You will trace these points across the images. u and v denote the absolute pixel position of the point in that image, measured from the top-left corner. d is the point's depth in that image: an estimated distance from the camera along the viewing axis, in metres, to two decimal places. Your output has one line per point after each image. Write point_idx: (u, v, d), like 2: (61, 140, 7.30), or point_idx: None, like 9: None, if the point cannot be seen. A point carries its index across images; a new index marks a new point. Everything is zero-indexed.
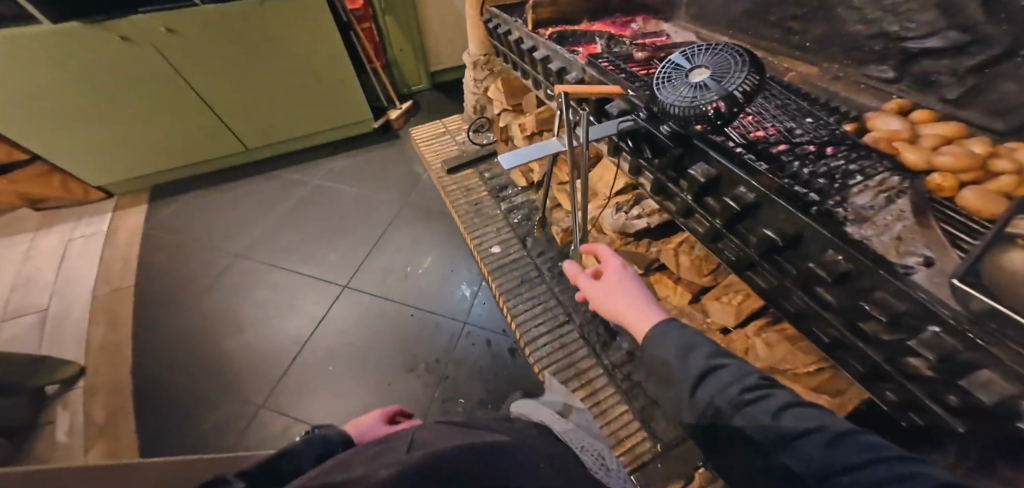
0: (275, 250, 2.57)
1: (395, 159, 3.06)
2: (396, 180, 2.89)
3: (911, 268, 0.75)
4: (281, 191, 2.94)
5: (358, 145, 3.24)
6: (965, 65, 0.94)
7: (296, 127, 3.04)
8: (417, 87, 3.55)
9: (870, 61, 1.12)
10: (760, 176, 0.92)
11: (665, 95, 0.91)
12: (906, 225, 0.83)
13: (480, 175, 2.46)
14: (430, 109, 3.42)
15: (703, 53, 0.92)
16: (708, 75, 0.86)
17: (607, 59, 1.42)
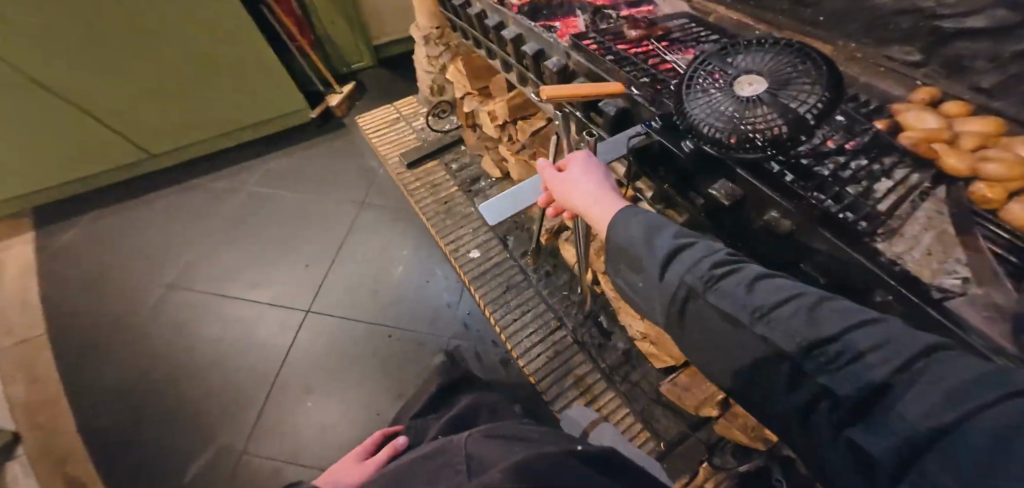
0: (221, 272, 2.25)
1: (344, 151, 2.68)
2: (351, 177, 2.54)
3: (950, 292, 0.67)
4: (215, 202, 2.55)
5: (296, 138, 2.81)
6: (1008, 50, 0.81)
7: (221, 123, 2.56)
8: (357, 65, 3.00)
9: (893, 41, 0.98)
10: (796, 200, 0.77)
11: (705, 108, 0.74)
12: (936, 237, 0.74)
13: (447, 166, 2.20)
14: (377, 88, 2.98)
15: (755, 58, 0.77)
16: (764, 88, 0.70)
17: (594, 41, 1.21)
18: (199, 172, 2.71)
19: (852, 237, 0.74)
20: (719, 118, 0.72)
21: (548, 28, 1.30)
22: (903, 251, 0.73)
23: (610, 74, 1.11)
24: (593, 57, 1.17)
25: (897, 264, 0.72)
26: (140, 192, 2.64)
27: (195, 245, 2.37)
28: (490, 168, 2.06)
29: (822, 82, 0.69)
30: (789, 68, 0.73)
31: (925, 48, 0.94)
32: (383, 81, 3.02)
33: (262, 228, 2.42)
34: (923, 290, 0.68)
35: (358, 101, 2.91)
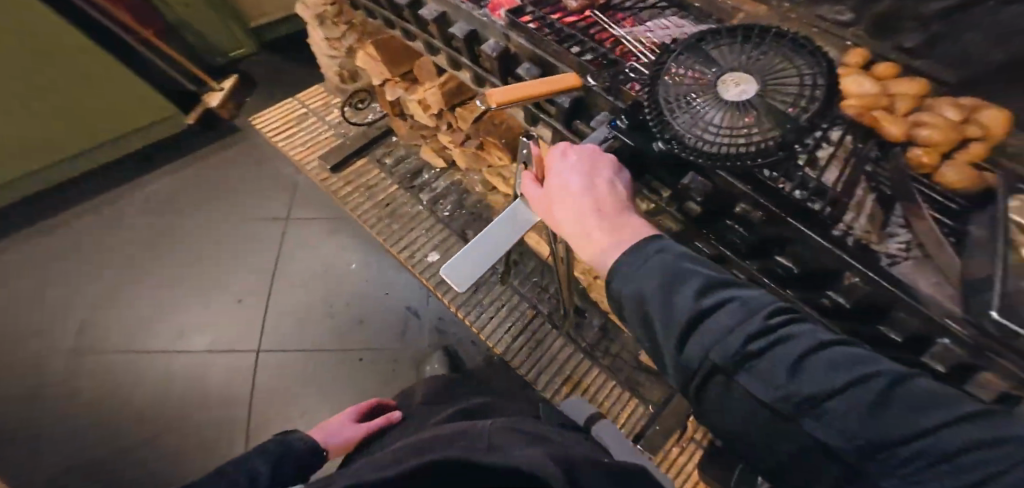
0: (138, 324, 1.94)
1: (250, 160, 2.28)
2: (269, 189, 2.19)
3: (894, 260, 0.76)
4: (100, 249, 2.12)
5: (183, 155, 2.34)
6: (930, 10, 0.84)
7: (68, 135, 2.02)
8: (237, 52, 2.49)
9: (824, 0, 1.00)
10: (768, 191, 0.78)
11: (700, 114, 0.73)
12: (871, 208, 0.82)
13: (379, 163, 1.97)
14: (271, 77, 2.50)
15: (744, 53, 0.78)
16: (753, 88, 0.73)
17: (534, 15, 1.08)
18: (72, 201, 2.24)
19: (814, 219, 0.76)
20: (706, 128, 0.72)
21: (478, 5, 1.14)
22: (852, 223, 0.81)
23: (560, 60, 1.01)
24: (536, 38, 1.03)
25: (849, 236, 0.78)
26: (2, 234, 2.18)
27: (94, 290, 2.03)
28: (432, 158, 1.88)
29: (811, 80, 0.73)
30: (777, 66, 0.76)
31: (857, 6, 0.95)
32: (275, 69, 2.53)
33: (178, 264, 2.08)
34: (874, 259, 0.74)
35: (250, 98, 2.44)
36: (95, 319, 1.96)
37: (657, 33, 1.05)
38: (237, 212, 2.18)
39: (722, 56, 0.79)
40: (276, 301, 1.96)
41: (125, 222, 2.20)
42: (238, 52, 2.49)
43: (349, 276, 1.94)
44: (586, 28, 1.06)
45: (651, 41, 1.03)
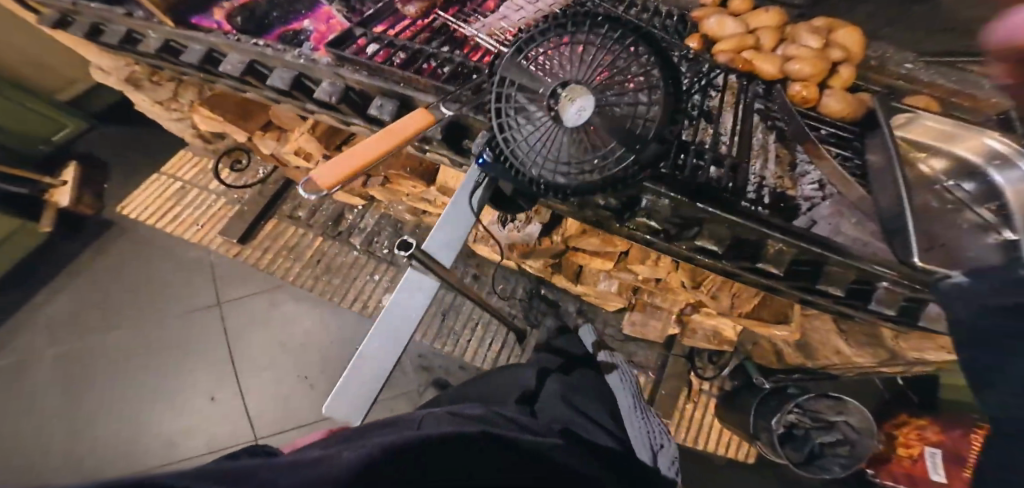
0: (111, 458, 1.64)
1: (142, 258, 1.92)
2: (174, 278, 1.89)
3: (812, 204, 0.76)
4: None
5: (54, 282, 1.91)
6: None
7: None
8: (60, 134, 1.99)
9: None
10: (670, 181, 0.72)
11: (534, 151, 0.56)
12: (770, 162, 0.82)
13: (294, 219, 1.80)
14: (122, 151, 2.08)
15: (567, 46, 0.55)
16: (587, 104, 0.52)
17: (369, 36, 0.88)
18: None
19: (720, 197, 0.71)
20: (556, 163, 0.55)
21: (288, 45, 0.95)
22: (761, 171, 0.81)
23: (411, 87, 0.79)
24: (372, 67, 0.82)
25: (764, 190, 0.79)
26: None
27: (14, 472, 1.64)
28: (349, 198, 1.67)
29: (653, 80, 0.52)
30: (619, 62, 0.54)
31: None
32: (124, 139, 2.10)
33: (91, 391, 1.74)
34: (794, 209, 0.76)
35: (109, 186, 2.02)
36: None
37: (512, 17, 0.91)
38: (144, 309, 1.85)
39: (546, 63, 0.55)
40: (253, 388, 1.72)
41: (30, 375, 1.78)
42: (60, 134, 1.99)
43: (295, 327, 1.78)
44: (431, 36, 0.91)
45: (508, 28, 0.90)
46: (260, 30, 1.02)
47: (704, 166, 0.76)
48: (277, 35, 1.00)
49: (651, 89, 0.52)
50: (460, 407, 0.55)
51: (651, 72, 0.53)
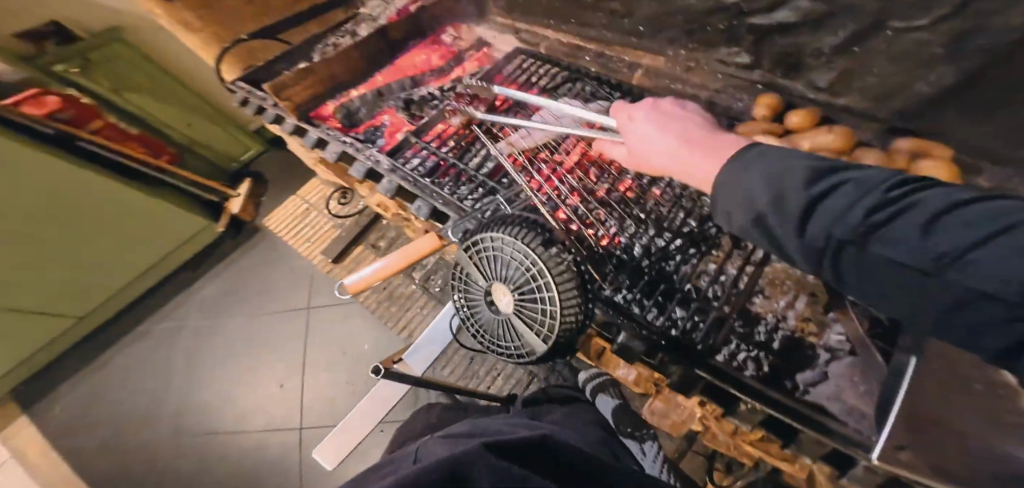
0: (204, 417, 2.00)
1: (264, 260, 2.41)
2: (279, 281, 2.32)
3: (831, 356, 0.78)
4: (131, 376, 2.19)
5: (204, 268, 2.46)
6: (828, 44, 0.66)
7: (117, 272, 2.14)
8: (247, 155, 2.67)
9: (719, 43, 0.80)
10: (647, 323, 0.79)
11: (479, 318, 0.76)
12: (797, 306, 0.85)
13: (374, 247, 2.14)
14: (276, 175, 2.70)
15: (493, 258, 0.69)
16: (511, 300, 0.69)
17: (426, 147, 1.04)
18: (114, 337, 2.30)
19: (682, 349, 0.76)
20: (495, 339, 0.74)
21: (369, 143, 1.11)
22: (783, 310, 0.85)
23: (449, 206, 0.92)
24: (421, 182, 0.97)
25: (777, 333, 0.83)
26: (54, 384, 2.20)
27: (133, 416, 2.06)
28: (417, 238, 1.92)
29: (556, 300, 0.64)
30: (539, 271, 0.65)
31: (751, 47, 0.76)
32: (279, 167, 2.73)
33: (189, 359, 2.18)
34: (808, 360, 0.79)
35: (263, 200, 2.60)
36: (135, 435, 2.01)
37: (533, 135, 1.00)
38: (236, 299, 2.31)
39: (480, 268, 0.72)
40: (311, 386, 1.98)
41: (167, 341, 2.25)
42: (246, 153, 2.67)
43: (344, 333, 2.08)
44: (464, 147, 1.06)
45: (523, 149, 1.00)
46: (352, 124, 1.18)
47: (697, 320, 0.82)
48: (362, 130, 1.17)
49: (554, 306, 0.64)
50: (457, 432, 0.62)
51: (556, 287, 0.64)
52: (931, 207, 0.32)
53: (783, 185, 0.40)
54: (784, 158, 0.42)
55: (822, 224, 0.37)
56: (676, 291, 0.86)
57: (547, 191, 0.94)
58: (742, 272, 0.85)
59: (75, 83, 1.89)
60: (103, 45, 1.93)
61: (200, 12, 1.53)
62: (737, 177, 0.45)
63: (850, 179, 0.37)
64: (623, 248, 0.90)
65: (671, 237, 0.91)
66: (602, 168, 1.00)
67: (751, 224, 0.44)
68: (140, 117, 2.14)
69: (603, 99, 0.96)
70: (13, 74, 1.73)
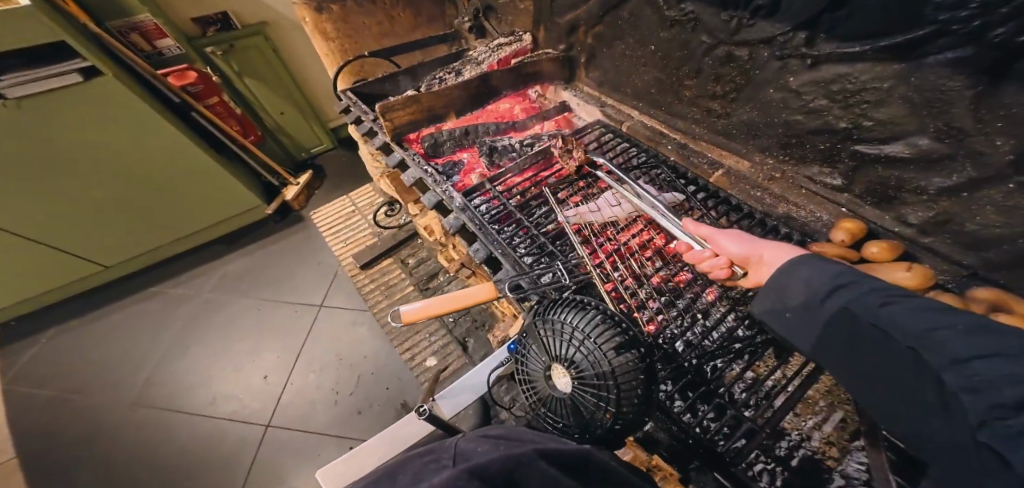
0: (178, 389, 1.94)
1: (295, 249, 2.46)
2: (303, 271, 2.35)
3: (844, 483, 0.72)
4: (134, 324, 2.21)
5: (238, 240, 2.53)
6: (934, 185, 0.66)
7: (166, 224, 2.24)
8: (318, 148, 2.89)
9: (812, 160, 0.83)
10: (668, 411, 0.74)
11: (525, 383, 0.73)
12: (819, 423, 0.80)
13: (404, 263, 2.17)
14: (333, 173, 2.84)
15: (558, 334, 0.67)
16: (572, 386, 0.65)
17: (494, 191, 1.08)
18: (135, 287, 2.36)
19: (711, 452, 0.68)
20: (546, 411, 0.70)
21: (446, 177, 1.17)
22: (809, 430, 0.79)
23: (506, 257, 0.93)
24: (487, 227, 0.99)
25: (797, 451, 0.77)
26: (63, 316, 2.26)
27: (119, 365, 2.05)
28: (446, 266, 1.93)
29: (617, 403, 0.61)
30: (606, 372, 0.62)
31: (847, 170, 0.78)
32: (339, 166, 2.89)
33: (194, 322, 2.18)
34: (821, 483, 0.73)
35: (315, 192, 2.73)
36: (115, 382, 1.99)
37: (602, 212, 1.00)
38: (257, 279, 2.34)
39: (544, 339, 0.70)
40: (296, 383, 1.91)
41: (180, 303, 2.28)
42: (318, 148, 2.89)
43: (345, 341, 2.03)
44: (528, 202, 1.07)
45: (590, 223, 1.00)
46: (434, 153, 1.26)
47: (729, 430, 0.73)
48: (442, 162, 1.24)
49: (615, 407, 0.61)
50: (509, 431, 0.59)
51: (618, 389, 0.61)
52: (918, 306, 0.48)
53: (826, 281, 0.57)
54: (825, 269, 0.58)
55: (841, 303, 0.54)
56: (715, 395, 0.76)
57: (605, 268, 0.91)
58: (790, 388, 0.77)
59: (216, 65, 2.19)
60: (248, 36, 2.20)
61: (337, 26, 1.76)
62: (801, 273, 0.59)
63: (849, 281, 0.55)
64: (667, 338, 0.82)
65: (721, 335, 0.83)
66: (664, 254, 0.95)
67: (788, 299, 0.60)
68: (247, 101, 2.41)
69: (679, 192, 0.98)
70: (176, 50, 2.02)
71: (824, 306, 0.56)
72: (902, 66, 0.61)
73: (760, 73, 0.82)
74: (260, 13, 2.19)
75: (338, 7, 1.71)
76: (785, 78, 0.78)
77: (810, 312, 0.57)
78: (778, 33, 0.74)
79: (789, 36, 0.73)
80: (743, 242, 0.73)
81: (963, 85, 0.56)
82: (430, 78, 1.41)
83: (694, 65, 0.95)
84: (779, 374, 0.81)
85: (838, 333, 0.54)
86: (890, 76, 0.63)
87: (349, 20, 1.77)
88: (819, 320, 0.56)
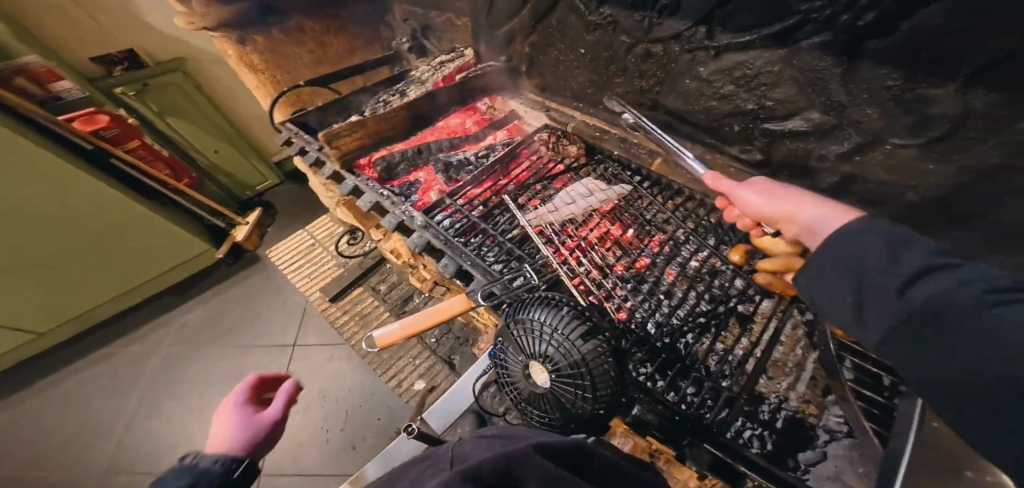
0: (142, 455, 1.79)
1: (257, 291, 2.35)
2: (269, 312, 2.25)
3: (830, 438, 0.79)
4: (81, 395, 2.02)
5: (191, 289, 2.38)
6: (832, 151, 0.75)
7: (104, 280, 2.07)
8: (264, 185, 2.76)
9: (734, 141, 0.91)
10: (651, 394, 0.79)
11: (510, 386, 0.77)
12: (796, 385, 0.85)
13: (375, 289, 2.12)
14: (285, 209, 2.73)
15: (531, 332, 0.71)
16: (548, 378, 0.69)
17: (455, 206, 1.10)
18: (78, 353, 2.16)
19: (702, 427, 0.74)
20: (532, 409, 0.74)
21: (404, 197, 1.18)
22: (786, 391, 0.85)
23: (476, 267, 0.95)
24: (452, 241, 1.01)
25: (780, 413, 0.83)
26: None
27: (69, 440, 1.86)
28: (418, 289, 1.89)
29: (593, 387, 0.65)
30: (578, 360, 0.66)
31: (762, 146, 0.86)
32: (291, 200, 2.79)
33: (152, 382, 2.03)
34: (807, 440, 0.80)
35: (268, 229, 2.61)
36: (65, 461, 1.80)
37: (561, 211, 1.06)
38: (218, 328, 2.21)
39: (517, 340, 0.73)
40: None
41: (135, 363, 2.11)
42: (264, 184, 2.76)
43: (328, 377, 1.97)
44: (491, 211, 1.10)
45: (550, 222, 1.04)
46: (389, 177, 1.25)
47: (702, 394, 0.80)
48: (398, 184, 1.24)
49: (592, 392, 0.65)
50: (493, 431, 0.62)
51: (591, 375, 0.65)
52: None
53: (878, 248, 0.44)
54: (916, 245, 0.43)
55: (931, 290, 0.39)
56: (691, 369, 0.82)
57: (569, 263, 0.95)
58: (751, 351, 0.84)
59: (132, 106, 2.05)
60: (165, 72, 2.08)
61: (264, 58, 1.71)
62: (845, 238, 0.47)
63: (955, 266, 0.40)
64: (639, 323, 0.88)
65: (685, 309, 0.90)
66: (625, 242, 1.01)
67: (845, 275, 0.46)
68: (176, 143, 2.27)
69: (626, 182, 1.10)
70: (77, 93, 1.87)
71: (905, 293, 0.41)
72: (784, 51, 0.70)
73: (675, 66, 0.89)
74: (175, 48, 2.09)
75: (264, 38, 1.67)
76: (696, 68, 0.86)
77: (879, 301, 0.42)
78: (683, 29, 0.82)
79: (692, 30, 0.81)
80: (769, 196, 0.63)
81: (832, 64, 0.65)
82: (375, 102, 1.41)
83: (620, 64, 1.02)
84: (746, 342, 0.86)
85: (910, 330, 0.40)
86: (778, 60, 0.71)
87: (279, 53, 1.74)
88: (887, 311, 0.41)
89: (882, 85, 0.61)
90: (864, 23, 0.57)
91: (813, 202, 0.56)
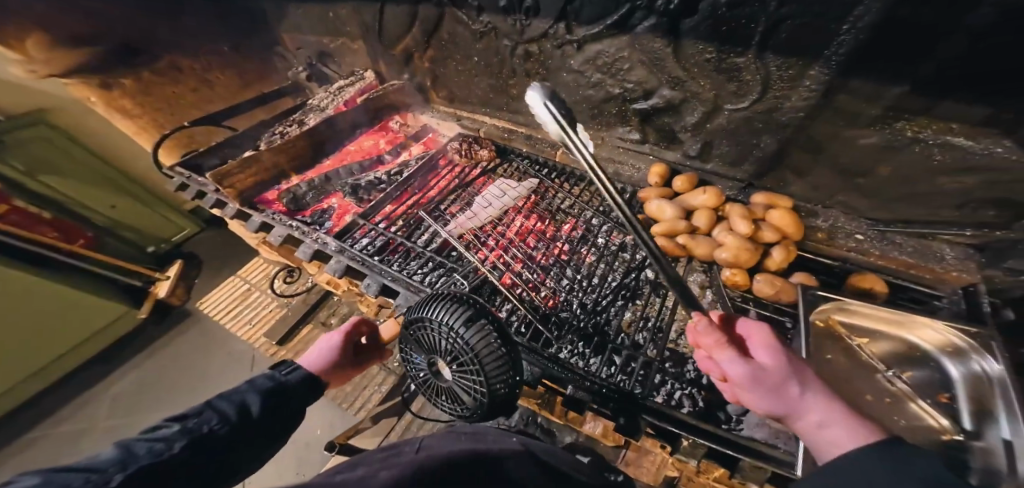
0: None
1: (198, 347, 2.19)
2: (215, 365, 2.10)
3: None
4: None
5: (120, 358, 2.18)
6: (688, 122, 0.98)
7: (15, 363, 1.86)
8: (180, 235, 2.57)
9: (615, 123, 1.10)
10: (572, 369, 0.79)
11: (428, 391, 0.74)
12: None
13: (325, 324, 2.03)
14: (215, 258, 2.56)
15: (426, 331, 0.68)
16: (450, 371, 0.67)
17: (376, 229, 1.09)
18: None
19: (626, 399, 0.75)
20: (450, 411, 0.71)
21: (317, 226, 1.14)
22: None
23: (398, 282, 0.94)
24: (369, 261, 0.99)
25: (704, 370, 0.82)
26: None
27: None
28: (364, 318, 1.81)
29: (483, 370, 0.64)
30: (467, 350, 0.64)
31: (637, 124, 1.07)
32: (218, 247, 2.63)
33: None
34: None
35: (195, 281, 2.44)
36: None
37: (480, 216, 1.08)
38: (159, 393, 2.03)
39: (417, 338, 0.70)
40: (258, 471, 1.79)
41: (65, 449, 1.89)
42: (180, 234, 2.57)
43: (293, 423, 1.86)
44: (411, 225, 1.10)
45: (472, 229, 1.06)
46: (298, 207, 1.21)
47: (621, 362, 0.83)
48: (309, 214, 1.20)
49: (487, 380, 0.63)
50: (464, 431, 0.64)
51: (478, 359, 0.64)
52: None
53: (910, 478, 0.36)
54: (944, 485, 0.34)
55: None
56: (608, 341, 0.86)
57: (496, 264, 0.98)
58: (664, 315, 0.89)
59: None
60: (18, 128, 1.78)
61: (137, 99, 1.76)
62: (860, 461, 0.39)
63: None
64: (562, 307, 0.92)
65: (600, 286, 0.95)
66: (542, 234, 1.04)
67: None
68: (59, 202, 2.01)
69: (535, 176, 1.16)
70: None
71: None
72: (625, 36, 0.89)
73: (552, 61, 1.04)
74: (31, 99, 1.81)
75: (132, 81, 1.72)
76: (567, 61, 1.02)
77: None
78: (547, 27, 0.97)
79: (554, 28, 0.96)
80: (770, 385, 0.46)
81: (663, 44, 0.86)
82: (271, 135, 1.37)
83: (509, 67, 1.12)
84: (658, 303, 0.92)
85: None
86: (625, 45, 0.91)
87: (153, 91, 1.80)
88: None
89: (703, 58, 0.83)
90: (674, 6, 0.78)
91: (818, 400, 0.46)
